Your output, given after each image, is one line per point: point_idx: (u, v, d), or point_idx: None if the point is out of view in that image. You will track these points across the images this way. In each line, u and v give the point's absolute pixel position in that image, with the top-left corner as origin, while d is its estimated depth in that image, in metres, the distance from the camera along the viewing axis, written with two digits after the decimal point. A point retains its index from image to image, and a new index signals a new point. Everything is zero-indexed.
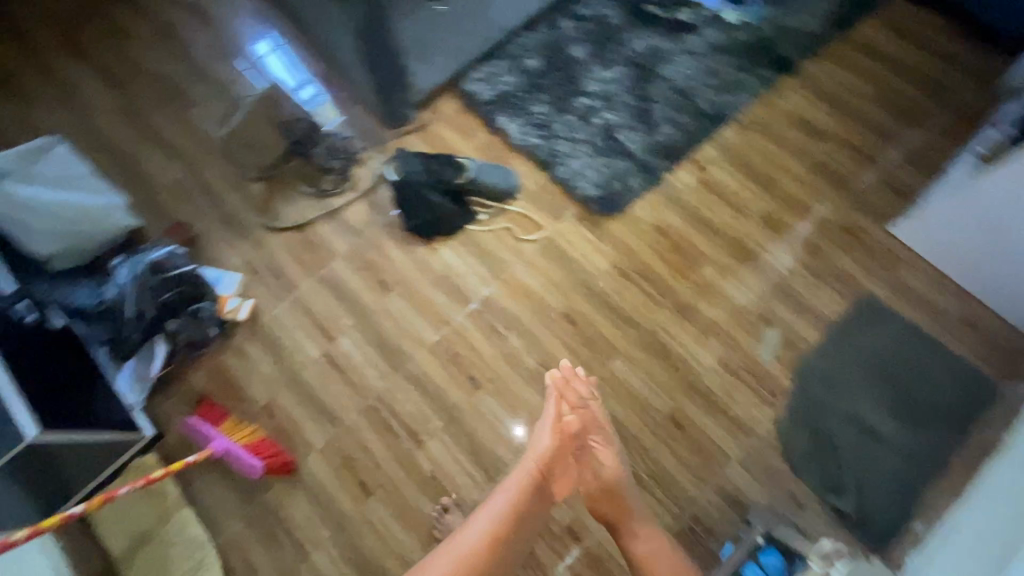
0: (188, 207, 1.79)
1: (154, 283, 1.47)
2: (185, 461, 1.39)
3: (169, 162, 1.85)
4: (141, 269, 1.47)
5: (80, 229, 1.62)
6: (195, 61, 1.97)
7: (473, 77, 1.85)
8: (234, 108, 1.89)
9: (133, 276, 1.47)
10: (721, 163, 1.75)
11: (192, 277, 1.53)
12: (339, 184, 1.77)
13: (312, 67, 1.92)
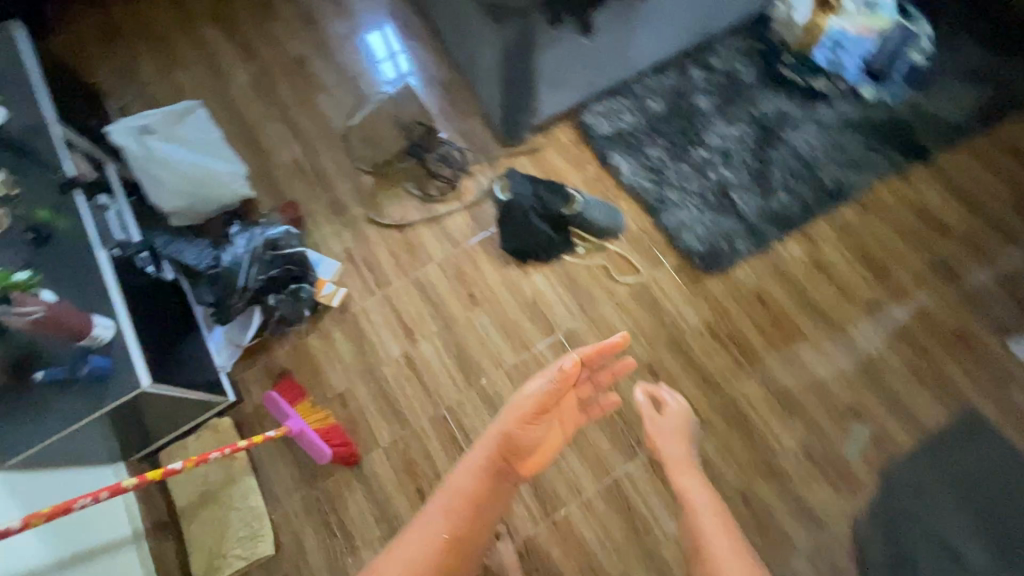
0: (298, 185, 1.85)
1: (267, 256, 1.53)
2: (266, 435, 1.41)
3: (289, 140, 1.92)
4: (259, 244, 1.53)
5: (203, 192, 1.70)
6: (328, 49, 2.05)
7: (594, 109, 1.86)
8: (357, 100, 1.96)
9: (250, 249, 1.52)
10: (833, 241, 1.71)
11: (300, 258, 1.58)
12: (446, 192, 1.80)
13: (437, 73, 1.97)
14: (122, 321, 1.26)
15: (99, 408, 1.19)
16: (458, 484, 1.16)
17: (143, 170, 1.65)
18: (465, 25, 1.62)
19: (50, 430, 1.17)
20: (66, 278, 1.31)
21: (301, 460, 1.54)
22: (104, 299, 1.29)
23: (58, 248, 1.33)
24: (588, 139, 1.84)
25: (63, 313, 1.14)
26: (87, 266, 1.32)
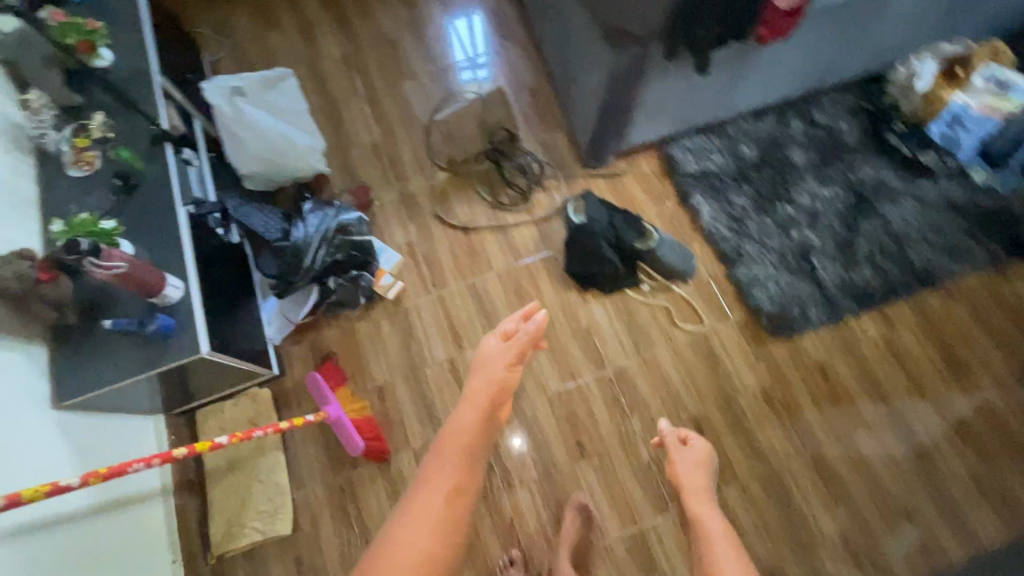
0: (372, 170, 1.84)
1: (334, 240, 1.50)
2: (307, 418, 1.40)
3: (370, 121, 1.91)
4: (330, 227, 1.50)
5: (280, 162, 1.70)
6: (423, 36, 2.03)
7: (683, 144, 1.80)
8: (443, 94, 1.93)
9: (320, 230, 1.50)
10: (913, 326, 1.62)
11: (366, 247, 1.55)
12: (517, 203, 1.77)
13: (527, 80, 1.94)
14: (190, 284, 1.25)
15: (154, 368, 1.19)
16: (456, 429, 1.14)
17: (229, 130, 1.66)
18: (573, 40, 1.58)
19: (105, 381, 1.18)
20: (144, 230, 1.31)
21: (331, 447, 1.53)
22: (176, 259, 1.28)
23: (141, 197, 1.34)
24: (670, 174, 1.78)
25: (143, 271, 1.14)
26: (165, 221, 1.32)
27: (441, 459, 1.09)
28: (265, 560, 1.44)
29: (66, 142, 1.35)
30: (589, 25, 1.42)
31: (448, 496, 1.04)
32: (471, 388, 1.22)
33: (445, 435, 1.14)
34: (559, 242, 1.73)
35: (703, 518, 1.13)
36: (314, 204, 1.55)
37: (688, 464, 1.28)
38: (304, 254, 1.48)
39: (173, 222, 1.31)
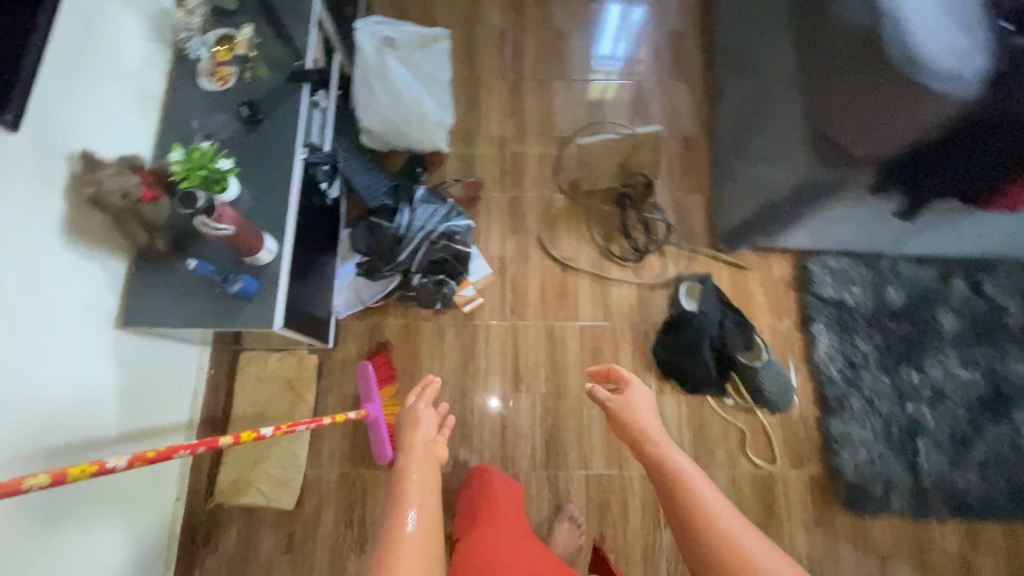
0: (492, 167, 1.71)
1: (437, 243, 1.38)
2: (349, 415, 1.32)
3: (506, 113, 1.75)
4: (436, 229, 1.38)
5: (402, 128, 1.58)
6: (590, 39, 1.84)
7: (826, 263, 1.61)
8: (591, 112, 1.76)
9: (427, 229, 1.38)
10: (998, 556, 1.43)
11: (462, 260, 1.43)
12: (626, 258, 1.62)
13: (682, 128, 1.75)
14: (282, 248, 1.16)
15: (221, 324, 1.11)
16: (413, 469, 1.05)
17: (364, 77, 1.54)
18: (761, 123, 1.41)
19: (172, 319, 1.11)
20: (255, 172, 1.21)
21: (358, 439, 1.48)
22: (277, 215, 1.18)
23: (261, 134, 1.23)
24: (800, 289, 1.62)
25: (249, 235, 1.07)
26: (278, 169, 1.21)
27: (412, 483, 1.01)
28: (259, 525, 1.41)
29: (206, 48, 1.25)
30: (796, 122, 1.25)
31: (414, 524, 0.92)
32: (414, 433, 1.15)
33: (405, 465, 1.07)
34: (655, 316, 1.59)
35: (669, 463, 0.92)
36: (431, 196, 1.44)
37: (637, 401, 1.09)
38: (402, 246, 1.37)
39: (287, 174, 1.21)
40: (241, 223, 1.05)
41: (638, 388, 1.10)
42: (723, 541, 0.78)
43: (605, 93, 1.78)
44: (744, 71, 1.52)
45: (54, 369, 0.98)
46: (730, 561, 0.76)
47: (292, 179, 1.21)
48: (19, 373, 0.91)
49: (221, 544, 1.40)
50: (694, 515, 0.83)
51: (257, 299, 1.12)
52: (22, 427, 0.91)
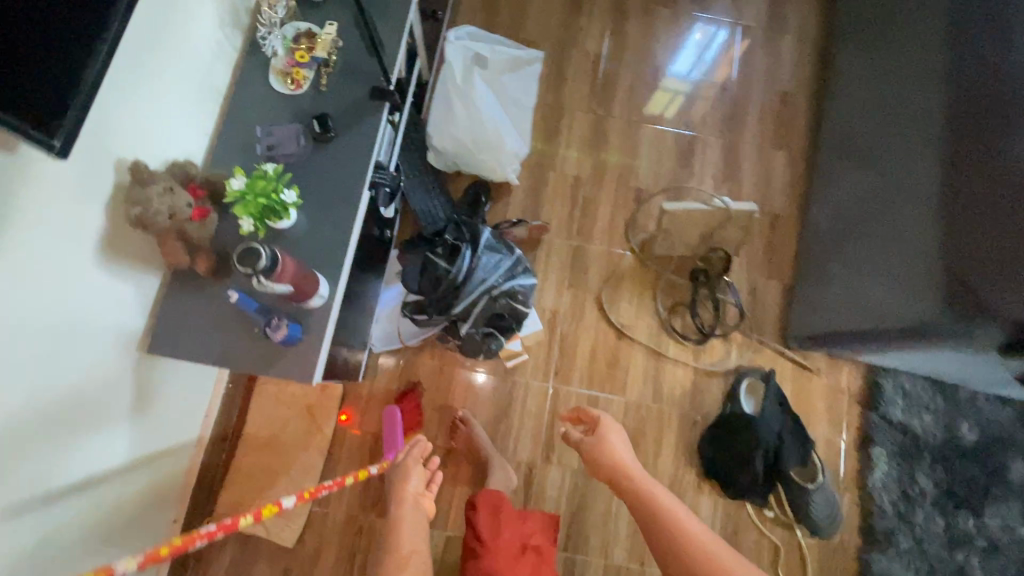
0: (560, 208, 1.56)
1: (496, 300, 1.24)
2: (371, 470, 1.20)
3: (586, 152, 1.60)
4: (497, 283, 1.25)
5: (472, 151, 1.43)
6: (691, 85, 1.68)
7: (898, 383, 1.49)
8: (677, 167, 1.61)
9: (486, 282, 1.24)
10: None
11: (517, 318, 1.30)
12: (687, 336, 1.50)
13: (772, 204, 1.60)
14: (332, 291, 1.02)
15: (255, 369, 0.99)
16: (405, 518, 1.06)
17: (448, 94, 1.42)
18: (870, 239, 1.27)
19: (199, 353, 0.98)
20: (315, 194, 1.07)
21: (371, 482, 1.38)
22: (332, 249, 1.04)
23: (329, 152, 1.08)
24: (865, 406, 1.50)
25: (309, 284, 0.95)
26: (341, 195, 1.07)
27: (403, 532, 1.04)
28: (253, 555, 1.32)
29: (283, 44, 1.10)
30: (923, 253, 1.11)
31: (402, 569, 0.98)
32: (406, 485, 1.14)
33: (395, 515, 1.07)
34: (706, 405, 1.48)
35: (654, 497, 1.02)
36: (497, 242, 1.29)
37: (614, 443, 1.15)
38: (459, 299, 1.25)
39: (351, 205, 1.06)
40: (298, 275, 0.93)
41: (613, 426, 1.17)
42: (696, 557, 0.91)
43: (670, 107, 1.65)
44: (852, 178, 1.39)
45: (69, 402, 0.88)
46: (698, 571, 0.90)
47: (355, 210, 1.06)
48: (22, 409, 0.80)
49: (210, 569, 1.32)
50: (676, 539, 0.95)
51: (297, 346, 0.99)
52: (26, 470, 0.82)
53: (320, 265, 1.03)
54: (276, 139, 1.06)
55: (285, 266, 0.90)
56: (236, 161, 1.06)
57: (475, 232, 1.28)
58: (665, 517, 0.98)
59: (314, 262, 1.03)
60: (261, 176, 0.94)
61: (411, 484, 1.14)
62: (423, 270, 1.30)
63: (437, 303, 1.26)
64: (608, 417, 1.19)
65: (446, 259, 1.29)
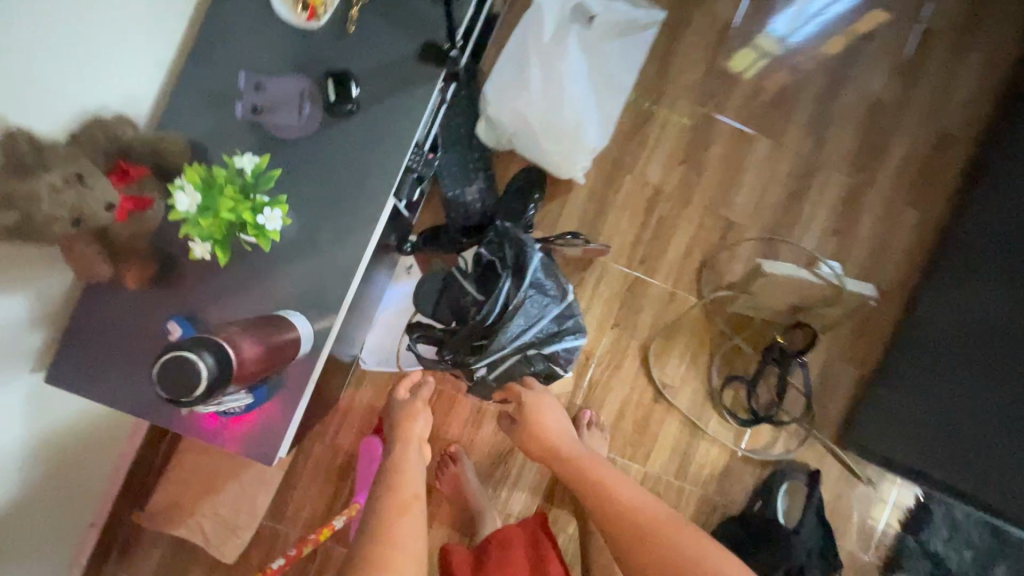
0: (627, 225, 1.24)
1: (527, 358, 0.99)
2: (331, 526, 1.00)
3: (676, 158, 1.25)
4: (534, 337, 0.97)
5: (533, 132, 1.07)
6: (830, 98, 1.28)
7: (949, 513, 1.29)
8: (783, 204, 1.27)
9: (520, 333, 0.96)
10: None
11: (546, 378, 1.03)
12: (735, 414, 1.26)
13: (884, 277, 1.29)
14: (319, 342, 0.80)
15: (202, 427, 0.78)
16: (413, 460, 0.88)
17: (523, 52, 1.06)
18: (959, 357, 1.09)
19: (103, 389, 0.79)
20: (320, 207, 0.84)
21: (335, 509, 1.16)
22: (330, 284, 0.82)
23: (347, 151, 0.84)
24: (905, 529, 1.31)
25: (287, 356, 0.74)
26: (352, 212, 0.84)
27: (411, 471, 0.86)
28: (186, 561, 1.13)
29: None
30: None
31: (406, 511, 0.78)
32: (411, 428, 0.96)
33: (400, 455, 0.90)
34: (733, 492, 1.27)
35: (593, 472, 0.87)
36: (546, 274, 0.99)
37: (546, 425, 0.98)
38: (487, 343, 0.96)
39: (362, 231, 0.83)
40: (267, 358, 0.70)
41: (552, 407, 1.00)
42: (620, 512, 0.79)
43: (760, 70, 1.28)
44: (974, 277, 1.13)
45: None
46: (622, 529, 0.78)
47: (366, 236, 0.83)
48: None
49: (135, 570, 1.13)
50: (600, 495, 0.83)
51: (259, 410, 0.77)
52: None
53: (312, 296, 0.81)
54: (287, 127, 0.83)
55: (244, 368, 0.66)
56: (216, 122, 0.85)
57: (520, 259, 0.98)
58: (593, 485, 0.85)
59: (302, 295, 0.81)
60: (226, 184, 0.73)
61: (418, 427, 0.96)
62: (444, 296, 1.00)
63: (452, 344, 0.97)
64: (546, 394, 1.01)
65: (476, 288, 0.99)
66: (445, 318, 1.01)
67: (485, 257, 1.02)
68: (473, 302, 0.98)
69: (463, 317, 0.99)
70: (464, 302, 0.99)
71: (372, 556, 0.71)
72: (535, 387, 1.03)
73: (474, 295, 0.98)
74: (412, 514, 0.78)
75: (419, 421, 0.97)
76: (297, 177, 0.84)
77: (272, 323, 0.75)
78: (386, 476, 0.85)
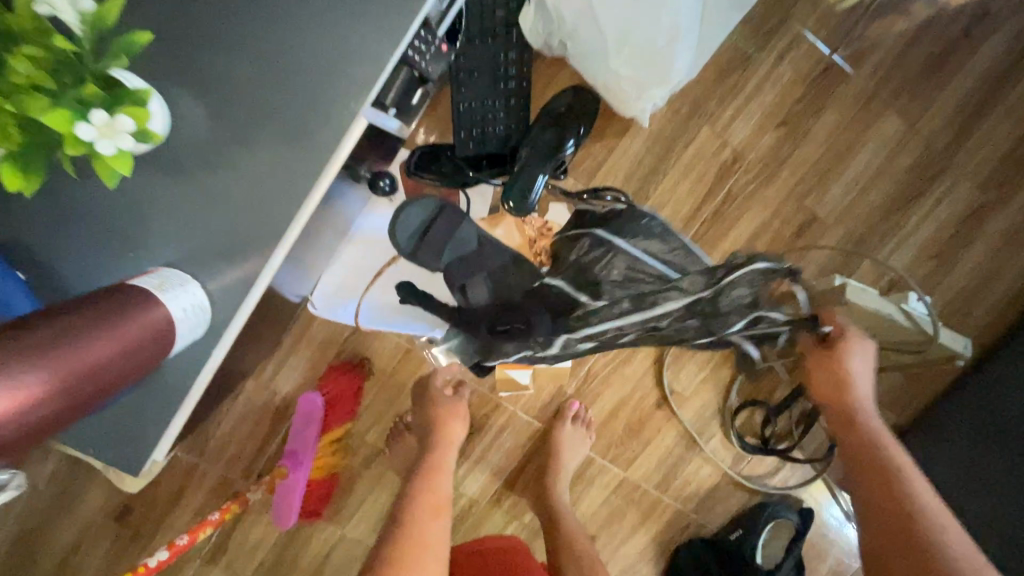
0: (684, 193, 0.97)
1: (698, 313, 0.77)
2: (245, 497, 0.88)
3: (768, 118, 0.95)
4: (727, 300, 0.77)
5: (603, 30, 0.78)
6: (1002, 78, 0.94)
7: None
8: (888, 208, 0.97)
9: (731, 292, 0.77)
10: None
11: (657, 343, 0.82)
12: (742, 438, 1.08)
13: (983, 321, 1.00)
14: (229, 312, 0.56)
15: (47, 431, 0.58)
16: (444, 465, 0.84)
17: None
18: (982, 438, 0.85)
19: None
20: (261, 115, 0.56)
21: (263, 456, 0.99)
22: (257, 232, 0.56)
23: (313, 35, 0.55)
24: None
25: (110, 381, 0.49)
26: (307, 131, 0.55)
27: (445, 477, 0.83)
28: (91, 476, 0.99)
29: None
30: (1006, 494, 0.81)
31: (438, 517, 0.76)
32: (451, 431, 0.89)
33: (437, 462, 0.84)
34: (712, 513, 1.11)
35: (905, 486, 0.62)
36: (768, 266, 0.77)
37: (820, 379, 0.76)
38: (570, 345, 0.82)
39: (317, 160, 0.55)
40: (55, 397, 0.44)
41: (852, 352, 0.74)
42: (896, 503, 0.61)
43: (915, 18, 0.93)
44: None
45: None
46: (893, 524, 0.60)
47: (319, 170, 0.55)
48: None
49: (33, 475, 0.99)
50: (881, 475, 0.64)
51: (127, 403, 0.57)
52: None
53: (220, 248, 0.56)
54: None
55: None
56: None
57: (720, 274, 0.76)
58: (889, 468, 0.64)
59: (219, 241, 0.56)
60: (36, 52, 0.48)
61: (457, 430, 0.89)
62: (437, 219, 0.81)
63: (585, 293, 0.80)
64: (856, 340, 0.75)
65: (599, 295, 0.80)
66: (437, 260, 0.82)
67: (627, 255, 0.80)
68: (513, 289, 0.83)
69: (468, 292, 0.82)
70: (478, 275, 0.82)
71: (405, 557, 0.69)
72: (862, 346, 0.75)
73: (496, 270, 0.83)
74: (442, 520, 0.76)
75: (458, 422, 0.91)
76: (233, 63, 0.56)
77: (84, 330, 0.47)
78: (420, 480, 0.81)
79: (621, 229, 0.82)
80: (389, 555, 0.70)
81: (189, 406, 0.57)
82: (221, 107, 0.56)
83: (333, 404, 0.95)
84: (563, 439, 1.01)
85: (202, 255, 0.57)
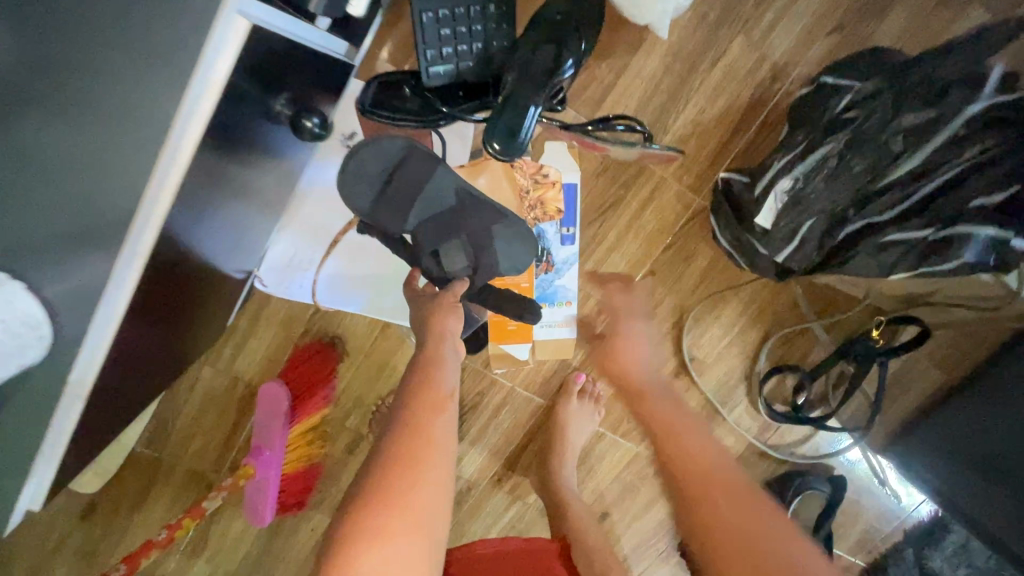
0: (709, 124, 0.79)
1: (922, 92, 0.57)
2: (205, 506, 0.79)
3: (818, 22, 0.75)
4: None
5: None
6: None
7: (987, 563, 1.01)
8: None
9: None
10: None
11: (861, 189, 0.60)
12: (772, 406, 0.95)
13: None
14: (88, 313, 0.39)
15: None
16: (449, 360, 0.59)
17: None
18: None
19: None
20: (103, 27, 0.38)
21: (232, 447, 0.88)
22: (117, 199, 0.39)
23: None
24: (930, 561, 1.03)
25: None
26: (171, 38, 0.38)
27: (445, 372, 0.58)
28: None
29: None
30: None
31: (441, 413, 0.55)
32: (439, 322, 0.61)
33: (431, 352, 0.59)
34: None
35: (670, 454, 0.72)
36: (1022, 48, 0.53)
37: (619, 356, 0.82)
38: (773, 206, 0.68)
39: (184, 77, 0.37)
40: None
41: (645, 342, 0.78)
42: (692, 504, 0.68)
43: None
44: None
45: None
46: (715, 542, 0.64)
47: (186, 94, 0.37)
48: None
49: None
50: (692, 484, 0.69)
51: None
52: None
53: (79, 231, 0.39)
54: None
55: None
56: None
57: (925, 53, 0.58)
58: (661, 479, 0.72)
59: (67, 217, 0.39)
60: None
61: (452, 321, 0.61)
62: (398, 174, 0.65)
63: (794, 136, 0.68)
64: None
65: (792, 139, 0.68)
66: (402, 223, 0.66)
67: (826, 90, 0.67)
68: (499, 258, 0.68)
69: (443, 260, 0.66)
70: (454, 241, 0.66)
71: (402, 459, 0.50)
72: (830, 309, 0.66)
73: (476, 233, 0.67)
74: (444, 423, 0.55)
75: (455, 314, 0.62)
76: None
77: None
78: (413, 371, 0.57)
79: (845, 67, 0.68)
80: (380, 460, 0.51)
81: (56, 451, 0.41)
82: (37, 21, 0.38)
83: (295, 396, 0.82)
84: (569, 415, 0.89)
85: (44, 241, 0.40)
